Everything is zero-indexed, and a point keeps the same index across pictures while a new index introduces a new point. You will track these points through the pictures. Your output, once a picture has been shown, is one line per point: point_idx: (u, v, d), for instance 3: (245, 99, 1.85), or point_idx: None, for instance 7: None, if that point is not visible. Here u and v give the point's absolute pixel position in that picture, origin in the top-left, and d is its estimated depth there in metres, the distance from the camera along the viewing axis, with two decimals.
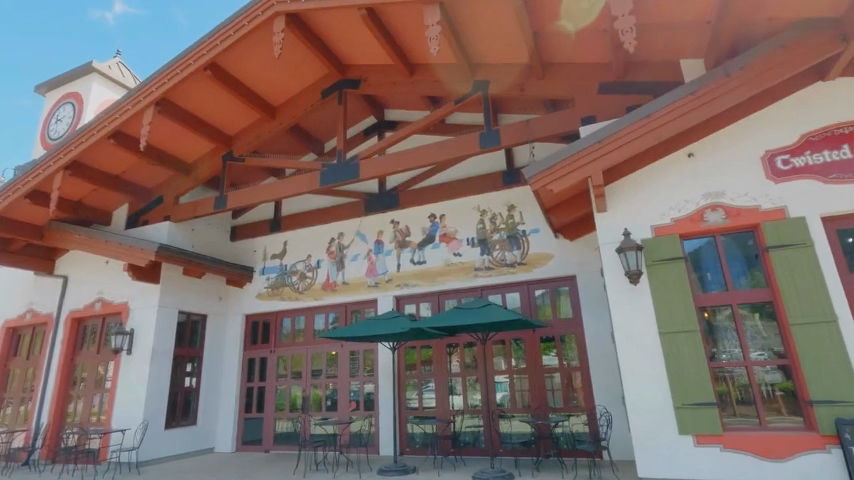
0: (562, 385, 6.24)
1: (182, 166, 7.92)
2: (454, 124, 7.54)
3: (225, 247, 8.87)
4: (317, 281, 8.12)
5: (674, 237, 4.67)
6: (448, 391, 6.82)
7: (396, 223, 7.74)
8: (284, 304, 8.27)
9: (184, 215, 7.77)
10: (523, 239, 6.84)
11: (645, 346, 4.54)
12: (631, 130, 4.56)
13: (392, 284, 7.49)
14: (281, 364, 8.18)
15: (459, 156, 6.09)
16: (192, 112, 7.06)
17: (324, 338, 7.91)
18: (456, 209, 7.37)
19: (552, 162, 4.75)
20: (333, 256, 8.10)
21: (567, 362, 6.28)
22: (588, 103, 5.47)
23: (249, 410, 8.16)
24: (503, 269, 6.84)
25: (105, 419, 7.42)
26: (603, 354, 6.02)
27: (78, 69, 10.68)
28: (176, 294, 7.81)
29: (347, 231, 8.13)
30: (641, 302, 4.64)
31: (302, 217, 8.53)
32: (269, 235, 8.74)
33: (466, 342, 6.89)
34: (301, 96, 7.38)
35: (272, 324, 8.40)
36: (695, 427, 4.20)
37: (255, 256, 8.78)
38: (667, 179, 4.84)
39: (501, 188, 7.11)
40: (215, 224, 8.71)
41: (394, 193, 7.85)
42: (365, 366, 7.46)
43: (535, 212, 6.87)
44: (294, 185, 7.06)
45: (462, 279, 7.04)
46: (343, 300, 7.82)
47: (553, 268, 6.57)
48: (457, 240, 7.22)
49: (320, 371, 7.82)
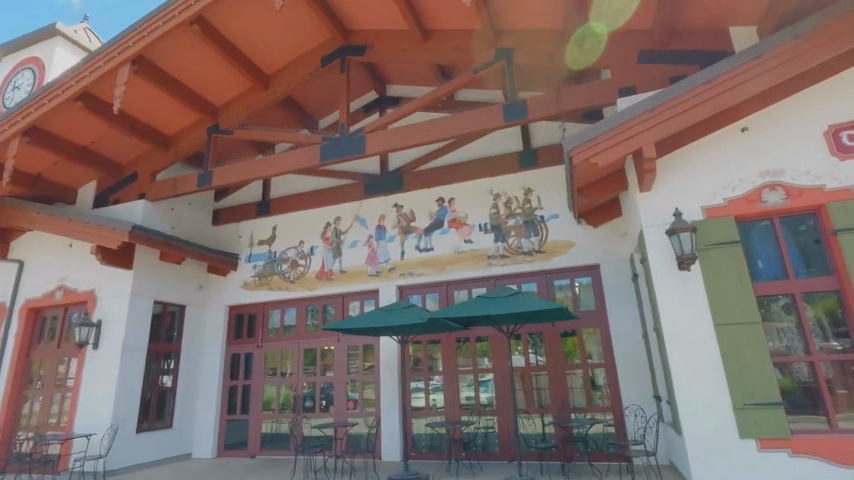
0: (585, 383, 5.76)
1: (159, 139, 7.06)
2: (465, 100, 6.93)
3: (207, 231, 8.04)
4: (310, 269, 7.40)
5: (729, 218, 4.21)
6: (457, 390, 6.26)
7: (400, 207, 7.11)
8: (274, 295, 7.52)
9: (161, 193, 6.93)
10: (541, 225, 6.31)
11: (698, 340, 4.08)
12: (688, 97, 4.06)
13: (395, 273, 6.85)
14: (269, 361, 7.44)
15: (480, 130, 5.51)
16: (174, 76, 6.24)
17: (319, 332, 7.23)
18: (466, 193, 6.80)
19: (596, 133, 4.22)
20: (329, 242, 7.40)
21: (590, 358, 5.81)
22: (626, 73, 4.98)
23: (232, 411, 7.40)
24: (519, 258, 6.30)
25: (67, 422, 6.54)
26: (631, 349, 5.55)
27: (40, 32, 9.62)
28: (151, 282, 6.97)
29: (344, 215, 7.43)
30: (692, 290, 4.17)
31: (294, 199, 7.78)
32: (256, 219, 7.96)
33: (478, 336, 6.35)
34: (298, 64, 6.65)
35: (260, 317, 7.65)
36: (758, 431, 3.76)
37: (241, 241, 7.98)
38: (720, 156, 4.38)
39: (517, 170, 6.57)
40: (195, 205, 7.88)
41: (397, 175, 7.22)
42: (365, 363, 6.83)
43: (554, 196, 6.36)
44: (290, 160, 6.31)
45: (474, 268, 6.47)
46: (340, 290, 7.13)
47: (575, 256, 6.06)
48: (468, 226, 6.65)
49: (314, 368, 7.13)
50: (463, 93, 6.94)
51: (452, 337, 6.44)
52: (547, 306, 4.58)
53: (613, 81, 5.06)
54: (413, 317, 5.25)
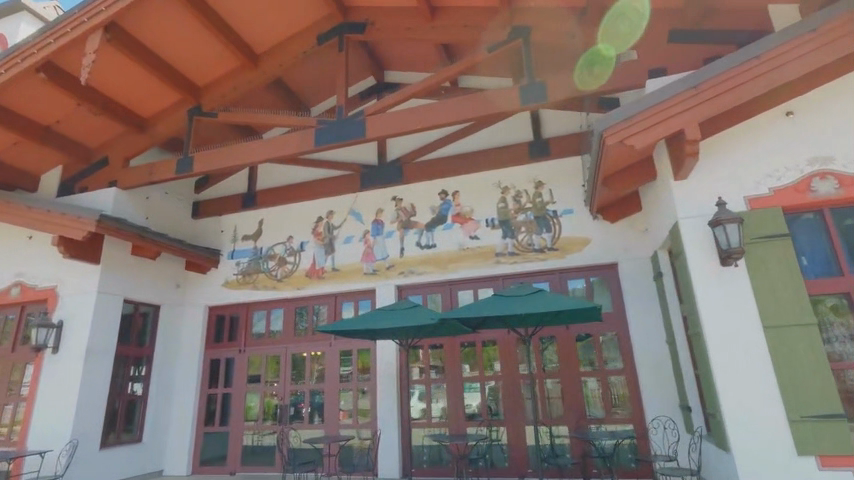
0: (603, 392, 5.30)
1: (134, 121, 6.40)
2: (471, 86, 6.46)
3: (186, 224, 7.36)
4: (299, 267, 6.79)
5: (776, 209, 3.81)
6: (462, 399, 5.74)
7: (400, 200, 6.58)
8: (259, 295, 6.88)
9: (135, 180, 6.25)
10: (553, 221, 5.86)
11: (745, 343, 3.66)
12: (734, 73, 3.66)
13: (394, 271, 6.30)
14: (253, 367, 6.78)
15: (493, 114, 5.04)
16: (152, 49, 5.61)
17: (309, 336, 6.61)
18: (472, 186, 6.32)
19: (633, 111, 3.78)
20: (321, 238, 6.81)
21: (608, 365, 5.36)
22: (655, 54, 4.59)
23: (210, 422, 6.71)
24: (530, 255, 5.83)
25: (19, 436, 5.77)
26: (652, 354, 5.12)
27: (3, 6, 8.84)
28: (122, 279, 6.27)
29: (338, 209, 6.86)
30: (737, 288, 3.75)
31: (282, 191, 7.18)
32: (240, 212, 7.33)
33: (484, 340, 5.85)
34: (290, 43, 6.09)
35: (243, 318, 7.00)
36: (818, 447, 3.34)
37: (223, 236, 7.32)
38: (766, 141, 3.98)
39: (527, 162, 6.13)
40: (173, 196, 7.20)
41: (396, 166, 6.69)
42: (359, 369, 6.26)
43: (567, 190, 5.92)
44: (281, 146, 5.72)
45: (481, 266, 5.97)
46: (332, 289, 6.54)
47: (591, 254, 5.63)
48: (474, 221, 6.16)
49: (303, 374, 6.52)
50: (469, 78, 6.46)
51: (455, 341, 5.94)
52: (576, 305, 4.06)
53: (642, 62, 4.64)
54: (420, 318, 4.71)
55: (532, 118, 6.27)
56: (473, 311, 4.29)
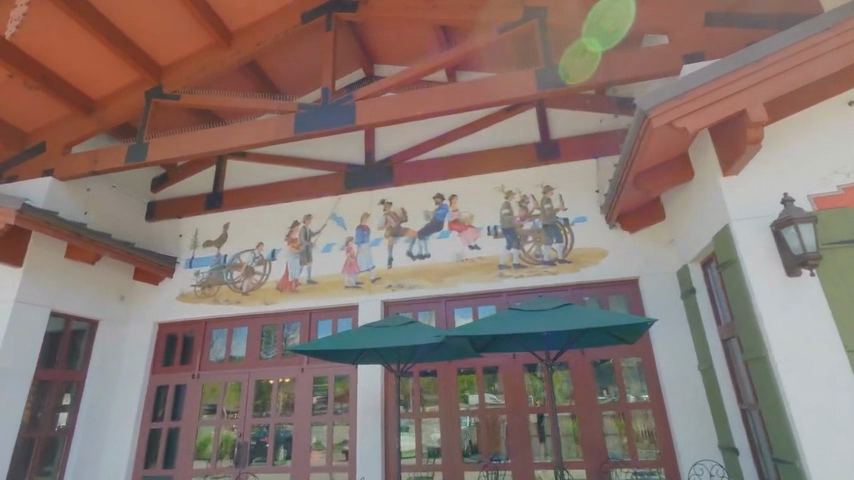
0: (626, 429, 4.53)
1: (79, 101, 5.47)
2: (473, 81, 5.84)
3: (137, 227, 6.35)
4: (270, 278, 5.84)
5: (851, 210, 3.17)
6: (459, 436, 4.86)
7: (389, 203, 5.80)
8: (219, 310, 5.87)
9: (75, 169, 5.27)
10: (565, 230, 5.17)
11: (824, 372, 2.98)
12: (811, 41, 3.02)
13: (380, 285, 5.44)
14: (207, 396, 5.71)
15: (503, 100, 4.37)
16: (101, 11, 4.75)
17: (277, 360, 5.63)
18: (472, 189, 5.61)
19: (685, 86, 3.13)
20: (295, 245, 5.92)
21: (631, 397, 4.61)
22: (690, 38, 4.06)
23: (150, 463, 5.56)
24: (539, 268, 5.10)
25: None
26: (685, 384, 4.40)
27: None
28: (50, 287, 5.22)
29: (317, 212, 6.02)
30: (809, 304, 3.09)
31: (252, 192, 6.28)
32: (202, 215, 6.38)
33: (486, 367, 5.01)
34: (270, 21, 5.35)
35: (199, 338, 5.95)
36: None
37: (181, 242, 6.33)
38: (843, 127, 3.30)
39: (534, 164, 5.48)
40: (124, 193, 6.22)
41: (385, 166, 5.93)
42: (337, 400, 5.29)
43: (579, 196, 5.27)
44: (252, 132, 4.86)
45: (481, 280, 5.19)
46: (307, 305, 5.61)
47: (609, 268, 4.93)
48: (474, 228, 5.42)
49: (268, 405, 5.50)
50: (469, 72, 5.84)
51: (451, 366, 5.08)
52: (615, 322, 3.26)
53: (677, 47, 4.08)
54: (414, 337, 3.81)
55: (539, 118, 5.67)
56: (486, 328, 3.41)
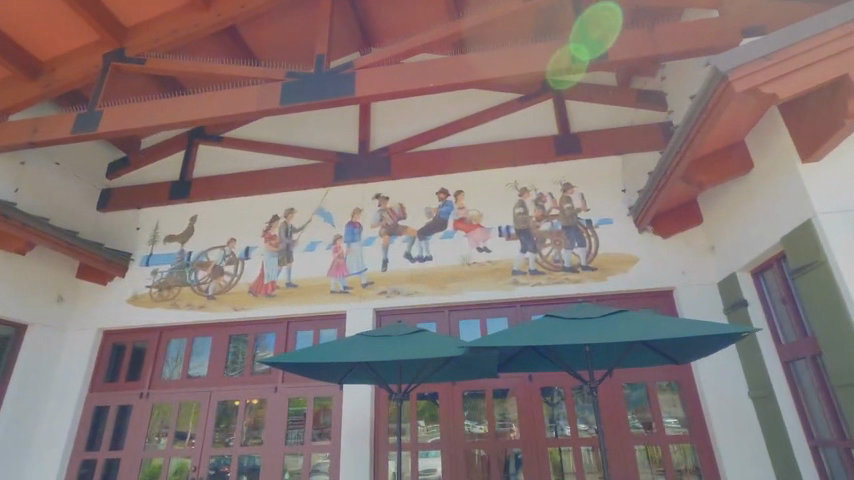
0: (663, 466, 3.82)
1: (23, 61, 4.59)
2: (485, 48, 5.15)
3: (86, 216, 5.41)
4: (241, 280, 4.97)
5: None
6: (463, 473, 4.04)
7: (384, 198, 5.06)
8: (178, 316, 4.95)
9: (9, 138, 4.38)
10: (587, 232, 4.53)
11: None
12: None
13: (372, 290, 4.66)
14: (158, 419, 4.74)
15: (529, 74, 3.75)
16: None
17: (245, 377, 4.73)
18: (480, 185, 4.94)
19: (778, 44, 2.55)
20: (274, 242, 5.08)
21: (668, 428, 3.92)
22: (748, 9, 3.53)
23: None
24: (558, 275, 4.42)
25: None
26: (734, 414, 3.74)
27: None
28: None
29: (300, 206, 5.23)
30: None
31: (225, 180, 5.46)
32: (165, 205, 5.51)
33: (495, 391, 4.25)
34: None
35: (152, 350, 5.00)
36: None
37: (138, 235, 5.41)
38: None
39: (551, 159, 4.87)
40: (71, 175, 5.32)
41: (381, 156, 5.22)
42: (316, 427, 4.41)
43: (604, 195, 4.65)
44: (231, 102, 4.09)
45: (491, 288, 4.47)
46: (285, 312, 4.76)
47: (640, 276, 4.29)
48: (483, 228, 4.73)
49: (231, 431, 4.57)
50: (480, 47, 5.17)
51: (455, 388, 4.29)
52: (691, 333, 2.54)
53: (732, 19, 3.55)
54: (434, 347, 2.97)
55: (556, 109, 5.09)
56: (526, 337, 2.64)
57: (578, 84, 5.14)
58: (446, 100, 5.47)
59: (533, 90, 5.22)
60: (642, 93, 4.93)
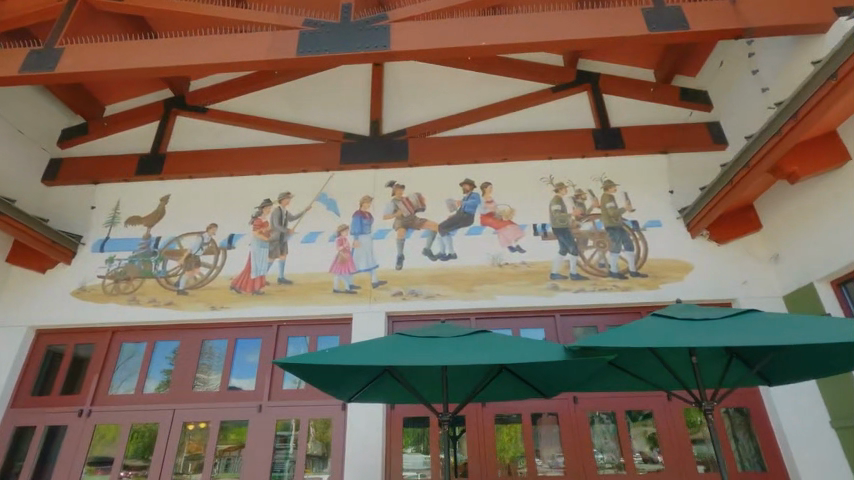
0: None
1: None
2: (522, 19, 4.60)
3: (27, 188, 4.39)
4: (222, 274, 4.09)
5: None
6: None
7: (399, 187, 4.37)
8: (138, 314, 3.99)
9: None
10: (634, 235, 4.01)
11: None
12: None
13: (386, 291, 3.91)
14: (100, 445, 3.71)
15: (597, 40, 3.23)
16: None
17: (220, 393, 3.80)
18: (510, 178, 4.35)
19: None
20: (264, 231, 4.25)
21: (737, 463, 3.34)
22: None
23: None
24: (604, 282, 3.84)
25: None
26: (815, 448, 3.21)
27: None
28: None
29: (299, 190, 4.44)
30: None
31: (208, 157, 4.61)
32: (131, 182, 4.59)
33: (534, 415, 3.55)
34: None
35: (99, 356, 3.98)
36: None
37: (92, 215, 4.44)
38: None
39: (590, 154, 4.36)
40: (13, 137, 4.33)
41: (397, 140, 4.56)
42: (309, 456, 3.54)
43: (650, 195, 4.17)
44: (234, 48, 3.34)
45: (527, 294, 3.82)
46: (276, 313, 3.91)
47: (696, 285, 3.77)
48: (514, 226, 4.12)
49: (198, 461, 3.61)
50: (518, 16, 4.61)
51: (486, 410, 3.57)
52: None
53: None
54: (510, 347, 2.25)
55: (594, 101, 4.63)
56: (653, 337, 1.96)
57: (616, 77, 4.71)
58: (470, 84, 4.90)
59: (569, 81, 4.75)
60: (686, 90, 4.56)
